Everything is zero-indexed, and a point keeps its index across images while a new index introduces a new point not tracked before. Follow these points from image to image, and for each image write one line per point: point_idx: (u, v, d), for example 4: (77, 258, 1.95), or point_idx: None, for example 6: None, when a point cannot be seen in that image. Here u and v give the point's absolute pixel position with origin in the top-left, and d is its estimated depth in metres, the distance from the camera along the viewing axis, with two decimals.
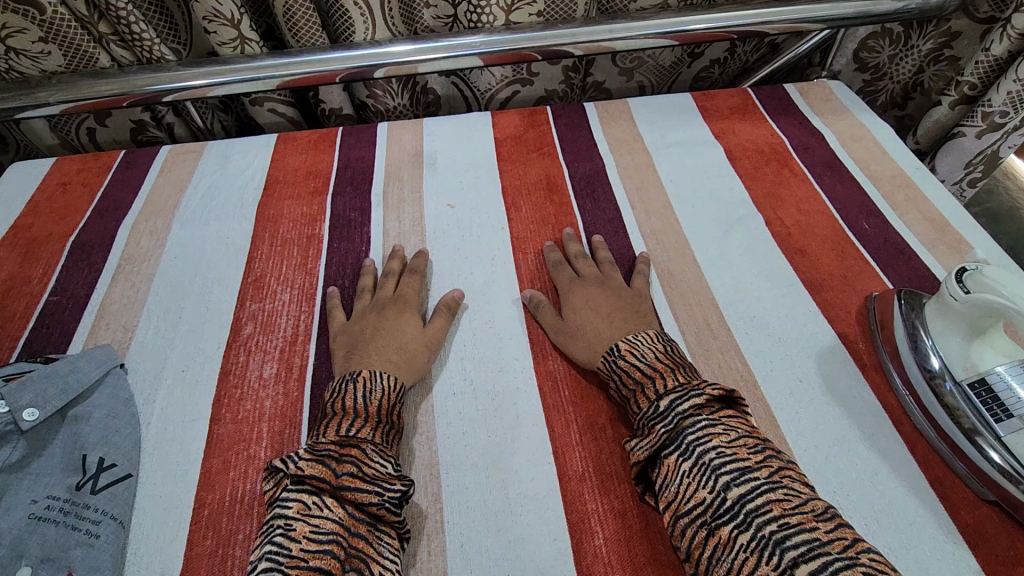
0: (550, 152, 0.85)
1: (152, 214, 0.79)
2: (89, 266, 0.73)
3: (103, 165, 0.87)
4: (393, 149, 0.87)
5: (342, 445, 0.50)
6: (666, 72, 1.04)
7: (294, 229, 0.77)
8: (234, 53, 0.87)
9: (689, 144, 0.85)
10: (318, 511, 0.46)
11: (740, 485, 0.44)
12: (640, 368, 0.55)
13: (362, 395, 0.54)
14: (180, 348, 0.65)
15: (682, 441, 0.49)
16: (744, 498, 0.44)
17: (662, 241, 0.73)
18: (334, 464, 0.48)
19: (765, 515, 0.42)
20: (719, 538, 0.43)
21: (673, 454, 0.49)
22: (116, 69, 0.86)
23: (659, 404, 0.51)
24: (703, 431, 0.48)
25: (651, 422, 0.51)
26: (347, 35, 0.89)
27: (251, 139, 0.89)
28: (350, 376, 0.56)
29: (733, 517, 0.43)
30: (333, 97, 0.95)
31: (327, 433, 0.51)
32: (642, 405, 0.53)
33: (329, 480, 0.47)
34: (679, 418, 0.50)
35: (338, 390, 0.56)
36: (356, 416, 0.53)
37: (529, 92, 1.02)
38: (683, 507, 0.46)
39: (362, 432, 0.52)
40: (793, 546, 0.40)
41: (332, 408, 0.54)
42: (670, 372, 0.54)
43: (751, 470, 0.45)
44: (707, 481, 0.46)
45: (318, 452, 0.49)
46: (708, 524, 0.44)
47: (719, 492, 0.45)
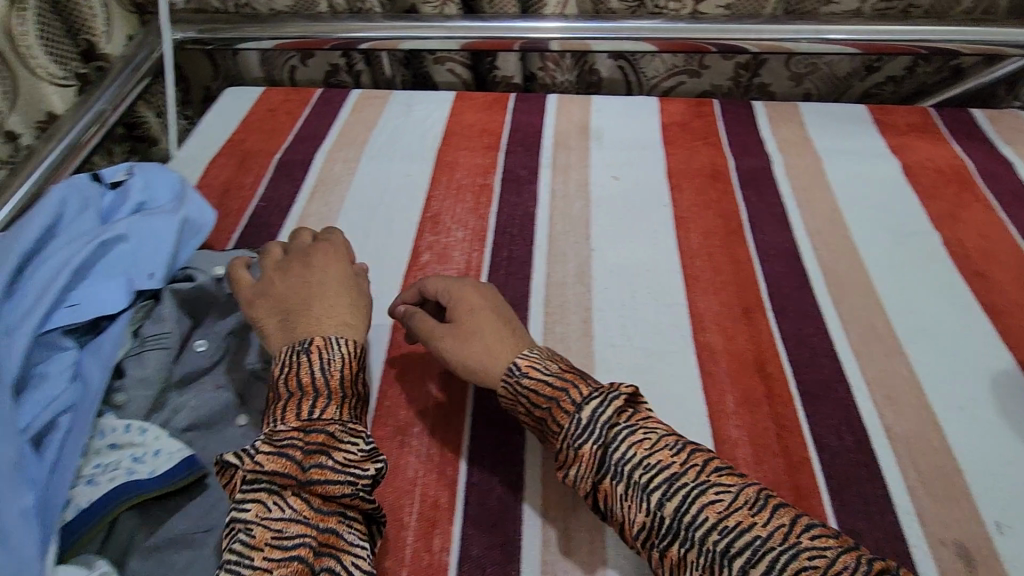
0: (716, 142, 0.86)
1: (344, 146, 0.88)
2: (291, 182, 0.83)
3: (303, 99, 0.98)
4: (562, 119, 0.91)
5: (306, 432, 0.47)
6: (838, 83, 1.02)
7: (468, 177, 0.83)
8: (434, 13, 0.94)
9: (862, 153, 0.84)
10: (277, 512, 0.44)
11: (671, 498, 0.43)
12: (548, 384, 0.50)
13: (320, 369, 0.50)
14: (367, 264, 0.73)
15: (611, 466, 0.45)
16: (681, 512, 0.42)
17: (828, 241, 0.73)
18: (298, 458, 0.45)
19: (704, 526, 0.41)
20: (669, 560, 0.42)
21: (607, 479, 0.45)
22: (330, 14, 0.95)
23: (574, 422, 0.47)
24: (598, 432, 0.46)
25: (578, 441, 0.46)
26: (537, 7, 0.94)
27: (433, 93, 0.97)
28: (302, 345, 0.52)
29: (676, 537, 0.42)
30: (509, 65, 1.01)
31: (286, 420, 0.48)
32: (561, 421, 0.48)
33: (295, 476, 0.45)
34: (604, 429, 0.46)
35: (290, 360, 0.51)
36: (315, 394, 0.49)
37: (693, 85, 1.03)
38: (631, 532, 0.44)
39: (328, 411, 0.49)
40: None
41: (286, 386, 0.50)
42: (577, 381, 0.50)
43: (677, 474, 0.44)
44: (642, 503, 0.44)
45: (278, 444, 0.46)
46: (658, 548, 0.43)
47: (655, 512, 0.43)
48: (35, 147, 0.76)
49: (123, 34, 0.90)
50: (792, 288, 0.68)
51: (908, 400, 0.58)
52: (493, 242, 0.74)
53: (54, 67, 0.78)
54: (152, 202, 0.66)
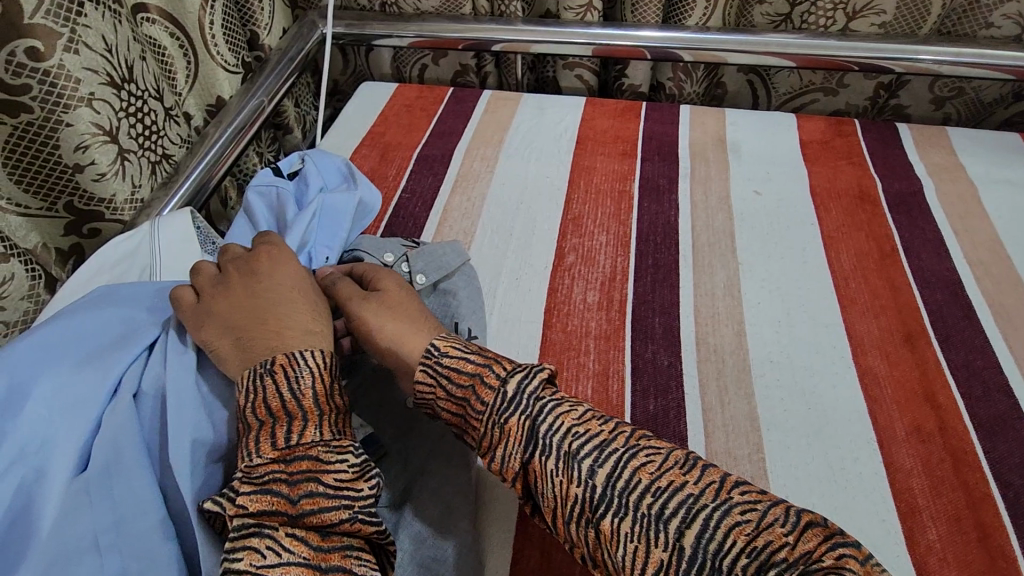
0: (860, 162, 0.84)
1: (480, 144, 0.91)
2: (433, 176, 0.86)
3: (436, 96, 1.01)
4: (696, 130, 0.91)
5: (285, 462, 0.41)
6: (982, 109, 0.98)
7: (606, 182, 0.84)
8: (575, 19, 0.95)
9: (1021, 184, 0.80)
10: (276, 562, 0.38)
11: (604, 466, 0.41)
12: (471, 360, 0.48)
13: (290, 390, 0.45)
14: (513, 261, 0.74)
15: (536, 438, 0.43)
16: (614, 479, 0.41)
17: (991, 272, 0.70)
18: (285, 490, 0.40)
19: (637, 489, 0.40)
20: (602, 532, 0.40)
21: (535, 456, 0.43)
22: (472, 16, 0.98)
23: (499, 397, 0.45)
24: (550, 411, 0.44)
25: (505, 414, 0.44)
26: (680, 18, 0.93)
27: (564, 97, 0.98)
28: (261, 367, 0.46)
29: (609, 507, 0.40)
30: (638, 73, 1.02)
31: (259, 453, 0.42)
32: (485, 395, 0.45)
33: (285, 512, 0.40)
34: (530, 400, 0.45)
35: (254, 384, 0.45)
36: (290, 417, 0.43)
37: (827, 103, 1.01)
38: (565, 511, 0.42)
39: (306, 434, 0.43)
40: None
41: (253, 414, 0.44)
42: (497, 359, 0.48)
43: (608, 443, 0.42)
44: (575, 474, 0.42)
45: (258, 481, 0.41)
46: (591, 520, 0.41)
47: (586, 482, 0.41)
48: (205, 130, 0.81)
49: (281, 27, 0.95)
50: (955, 317, 0.66)
51: None
52: (638, 248, 0.75)
53: (229, 56, 0.83)
54: (327, 188, 0.72)
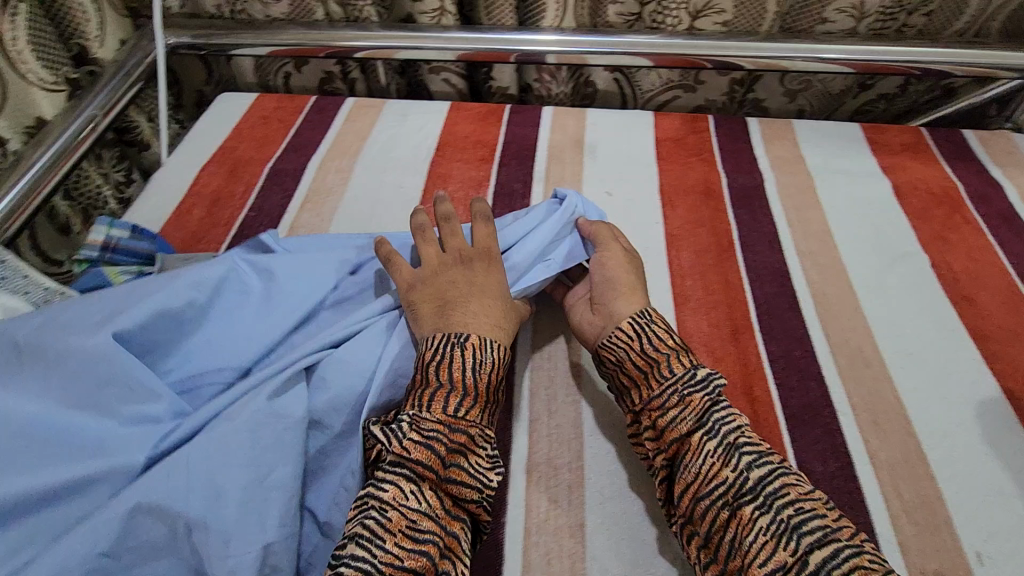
0: (708, 158, 0.87)
1: (337, 155, 0.88)
2: (284, 192, 0.83)
3: (297, 106, 0.97)
4: (556, 132, 0.91)
5: (450, 427, 0.50)
6: (831, 100, 1.04)
7: (461, 190, 0.83)
8: (432, 23, 0.93)
9: (853, 174, 0.84)
10: (416, 502, 0.47)
11: (762, 467, 0.48)
12: (672, 338, 0.57)
13: (473, 368, 0.54)
14: None
15: (710, 423, 0.51)
16: (765, 480, 0.47)
17: (818, 262, 0.73)
18: (441, 454, 0.49)
19: (783, 497, 0.46)
20: (740, 518, 0.46)
21: (699, 432, 0.50)
22: (327, 22, 0.95)
23: (687, 374, 0.53)
24: (729, 414, 0.52)
25: (692, 390, 0.53)
26: (535, 19, 0.92)
27: (427, 103, 0.97)
28: (456, 338, 0.55)
29: (756, 499, 0.46)
30: (504, 76, 1.01)
31: (433, 409, 0.51)
32: (675, 369, 0.54)
33: (436, 470, 0.48)
34: (715, 390, 0.53)
35: (441, 349, 0.54)
36: (464, 393, 0.52)
37: (688, 99, 1.04)
38: (704, 488, 0.48)
39: (470, 413, 0.52)
40: (809, 532, 0.43)
41: (438, 374, 0.53)
42: (688, 351, 0.56)
43: (769, 456, 0.49)
44: (732, 461, 0.48)
45: (424, 435, 0.49)
46: (731, 504, 0.47)
47: (742, 472, 0.48)
48: (22, 152, 0.76)
49: (116, 38, 0.91)
50: (781, 309, 0.68)
51: (893, 427, 0.58)
52: None
53: (44, 73, 0.79)
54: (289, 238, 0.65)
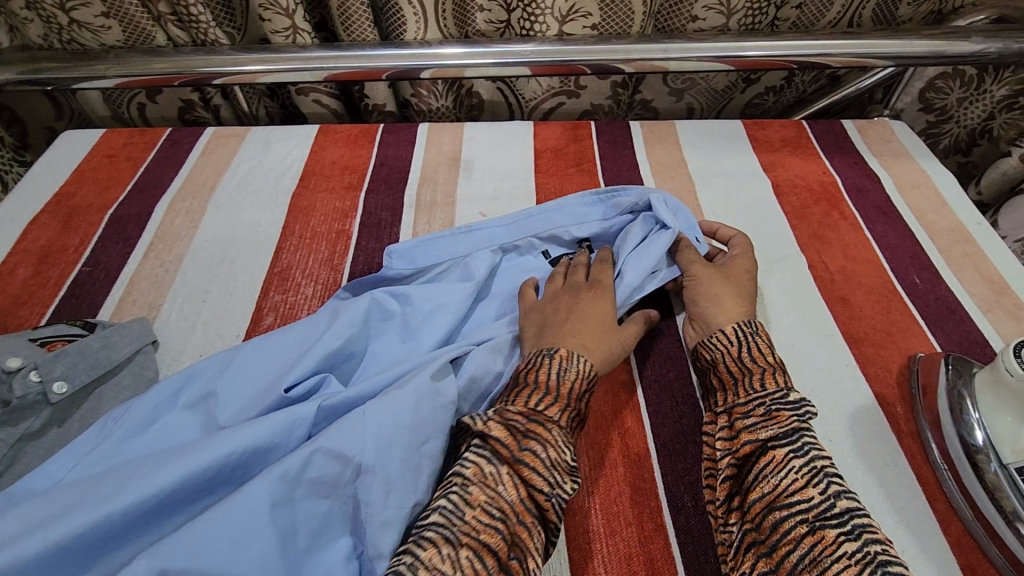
0: (588, 168, 0.83)
1: (189, 194, 0.81)
2: (124, 240, 0.74)
3: (148, 141, 0.89)
4: (431, 151, 0.87)
5: (529, 418, 0.48)
6: (718, 96, 1.02)
7: (325, 223, 0.77)
8: (286, 43, 0.88)
9: (734, 174, 0.82)
10: (495, 484, 0.45)
11: (851, 499, 0.44)
12: (773, 354, 0.53)
13: (559, 371, 0.52)
14: (200, 332, 0.65)
15: (800, 440, 0.47)
16: (855, 511, 0.43)
17: None
18: (518, 435, 0.47)
19: (872, 533, 0.42)
20: (821, 538, 0.41)
21: (786, 447, 0.46)
22: (171, 48, 0.87)
23: (780, 392, 0.49)
24: (819, 440, 0.48)
25: (779, 406, 0.49)
26: (398, 34, 0.89)
27: (294, 128, 0.90)
28: (547, 350, 0.54)
29: (842, 524, 0.42)
30: (378, 93, 0.95)
31: (517, 401, 0.50)
32: (767, 384, 0.50)
33: (510, 449, 0.46)
34: (810, 415, 0.48)
35: (535, 359, 0.53)
36: (546, 392, 0.50)
37: (574, 104, 1.02)
38: (782, 500, 0.44)
39: (550, 410, 0.49)
40: (896, 571, 0.39)
41: (525, 378, 0.52)
42: (779, 371, 0.52)
43: (856, 491, 0.45)
44: (819, 484, 0.44)
45: (506, 418, 0.48)
46: (810, 522, 0.42)
47: (829, 497, 0.43)
48: None
49: None
50: (659, 328, 0.65)
51: None
52: None
53: None
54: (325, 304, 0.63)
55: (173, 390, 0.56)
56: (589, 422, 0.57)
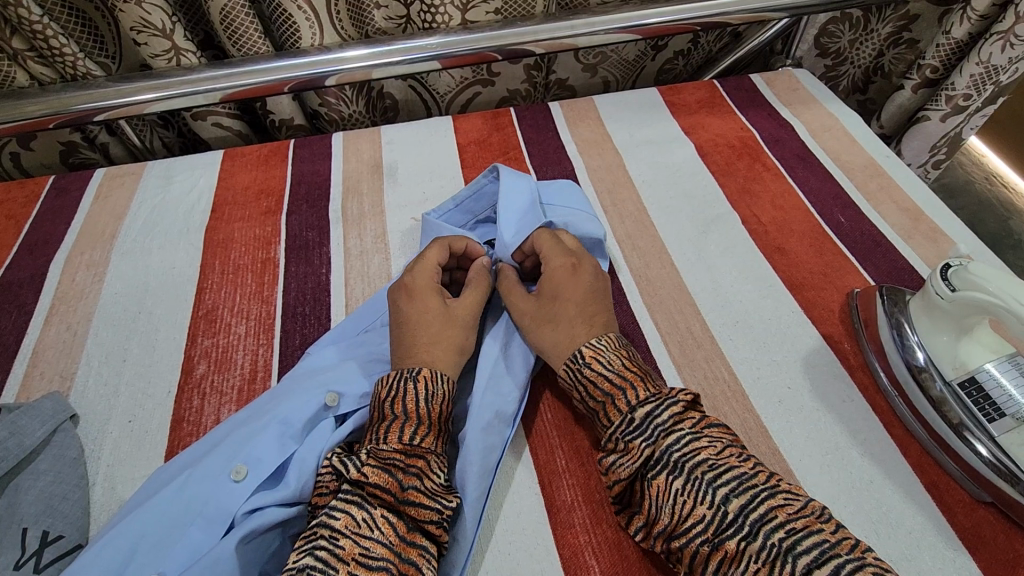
0: (515, 156, 0.82)
1: (88, 246, 0.73)
2: (19, 309, 0.66)
3: (30, 194, 0.79)
4: (350, 161, 0.83)
5: (407, 455, 0.47)
6: (631, 66, 1.03)
7: (246, 254, 0.71)
8: (169, 66, 0.81)
9: (658, 142, 0.83)
10: (369, 530, 0.43)
11: (741, 496, 0.43)
12: (608, 377, 0.51)
13: (425, 400, 0.50)
14: (126, 396, 0.59)
15: (669, 459, 0.46)
16: (748, 508, 0.42)
17: (639, 246, 0.70)
18: (398, 476, 0.45)
19: (771, 522, 0.41)
20: (726, 552, 0.41)
21: (661, 473, 0.46)
22: (38, 88, 0.77)
23: (625, 422, 0.48)
24: (690, 446, 0.46)
25: (631, 437, 0.47)
26: (293, 42, 0.84)
27: (195, 157, 0.84)
28: (409, 371, 0.51)
29: (739, 530, 0.41)
30: (283, 107, 0.90)
31: (389, 439, 0.47)
32: (614, 418, 0.49)
33: (394, 492, 0.45)
34: (660, 432, 0.47)
35: (395, 385, 0.51)
36: (418, 422, 0.48)
37: (490, 92, 1.01)
38: (679, 527, 0.44)
39: (424, 441, 0.48)
40: (804, 551, 0.39)
41: (390, 410, 0.49)
42: (639, 380, 0.50)
43: (749, 478, 0.44)
44: (705, 496, 0.43)
45: (383, 459, 0.46)
46: (712, 540, 0.42)
47: (719, 507, 0.43)
48: None
49: None
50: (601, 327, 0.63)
51: (734, 407, 0.56)
52: (282, 330, 0.64)
53: None
54: (314, 357, 0.58)
55: (172, 471, 0.51)
56: (551, 428, 0.55)
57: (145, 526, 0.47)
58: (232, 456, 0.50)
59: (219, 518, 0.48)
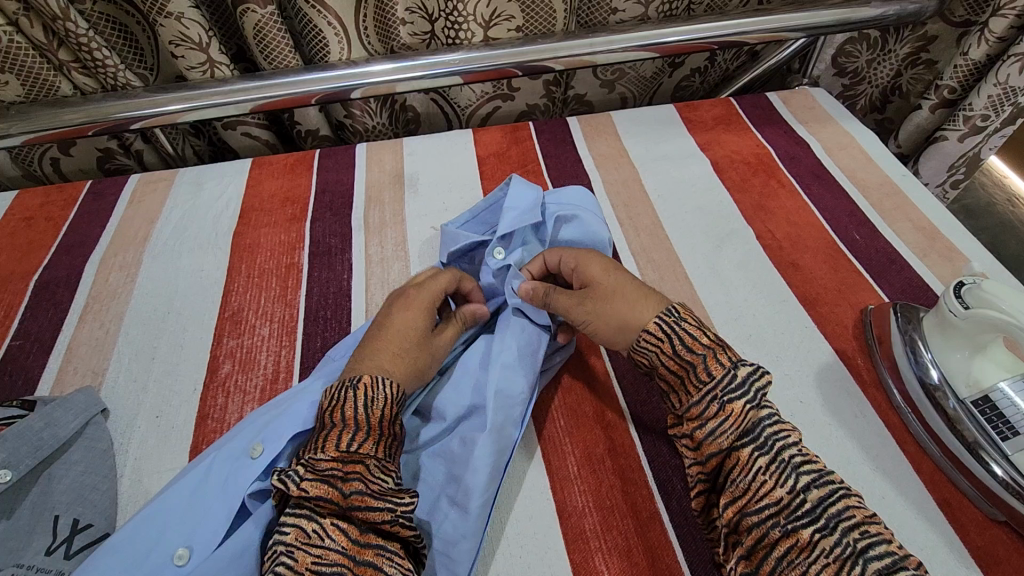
0: (534, 169, 0.84)
1: (121, 248, 0.76)
2: (56, 306, 0.69)
3: (69, 197, 0.83)
4: (373, 171, 0.85)
5: (344, 463, 0.45)
6: (648, 83, 1.05)
7: (271, 259, 0.74)
8: (204, 78, 0.84)
9: (674, 157, 0.84)
10: (318, 539, 0.42)
11: (821, 488, 0.42)
12: (708, 336, 0.50)
13: (364, 405, 0.48)
14: (154, 392, 0.61)
15: (760, 433, 0.45)
16: (827, 501, 0.41)
17: (653, 259, 0.71)
18: (339, 484, 0.43)
19: (848, 521, 0.40)
20: (798, 541, 0.40)
21: (748, 447, 0.44)
22: (79, 96, 0.81)
23: (726, 377, 0.47)
24: (782, 427, 0.45)
25: (730, 396, 0.46)
26: (322, 56, 0.87)
27: (225, 165, 0.87)
28: (350, 381, 0.50)
29: (814, 521, 0.41)
30: (310, 119, 0.93)
31: (325, 449, 0.46)
32: (713, 372, 0.47)
33: (336, 502, 0.43)
34: (758, 400, 0.46)
35: (338, 394, 0.50)
36: (357, 429, 0.47)
37: (510, 107, 1.03)
38: (753, 505, 0.43)
39: (364, 447, 0.46)
40: (877, 556, 0.38)
41: (331, 420, 0.48)
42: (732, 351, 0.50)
43: (827, 474, 0.43)
44: (787, 479, 0.43)
45: (321, 472, 0.44)
46: (785, 526, 0.41)
47: (798, 493, 0.42)
48: None
49: None
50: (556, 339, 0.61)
51: None
52: (304, 333, 0.66)
53: None
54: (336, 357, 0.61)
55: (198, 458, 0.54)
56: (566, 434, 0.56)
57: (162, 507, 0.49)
58: (250, 438, 0.53)
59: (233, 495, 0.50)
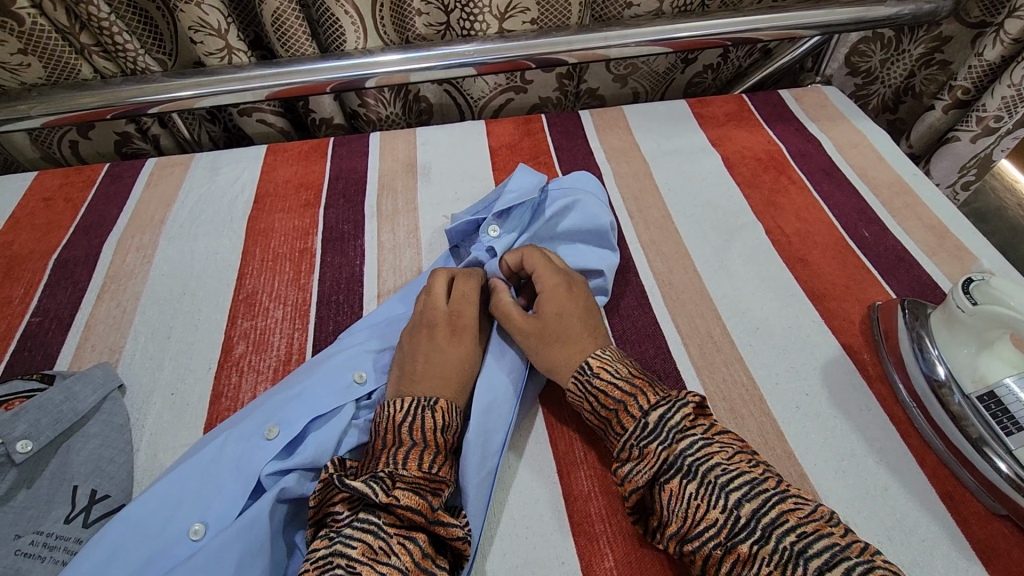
0: (545, 161, 0.84)
1: (137, 229, 0.77)
2: (74, 285, 0.70)
3: (86, 179, 0.84)
4: (386, 159, 0.86)
5: (428, 481, 0.47)
6: (660, 79, 1.06)
7: (285, 243, 0.75)
8: (221, 64, 0.85)
9: (685, 152, 0.85)
10: (386, 556, 0.42)
11: (753, 499, 0.43)
12: (618, 386, 0.51)
13: (441, 428, 0.51)
14: (170, 370, 0.63)
15: (682, 463, 0.46)
16: (760, 512, 0.42)
17: (662, 251, 0.72)
18: (427, 500, 0.45)
19: (783, 526, 0.41)
20: (738, 555, 0.41)
21: (675, 478, 0.46)
22: (99, 80, 0.82)
23: (639, 426, 0.48)
24: (703, 451, 0.46)
25: (645, 442, 0.48)
26: (338, 45, 0.88)
27: (240, 151, 0.88)
28: (427, 401, 0.52)
29: (751, 533, 0.41)
30: (324, 106, 0.94)
31: (409, 465, 0.47)
32: (626, 425, 0.49)
33: (423, 515, 0.44)
34: (673, 434, 0.47)
35: (413, 410, 0.51)
36: (436, 450, 0.49)
37: (522, 99, 1.04)
38: (692, 531, 0.44)
39: (442, 469, 0.49)
40: (816, 555, 0.39)
41: (410, 435, 0.49)
42: (648, 387, 0.51)
43: (761, 481, 0.44)
44: (717, 501, 0.43)
45: (409, 485, 0.46)
46: (725, 544, 0.42)
47: (732, 511, 0.43)
48: None
49: None
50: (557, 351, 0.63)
51: (751, 411, 0.57)
52: (317, 316, 0.67)
53: None
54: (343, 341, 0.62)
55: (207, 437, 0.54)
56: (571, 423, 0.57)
57: (173, 482, 0.50)
58: (263, 418, 0.54)
59: (247, 474, 0.51)
